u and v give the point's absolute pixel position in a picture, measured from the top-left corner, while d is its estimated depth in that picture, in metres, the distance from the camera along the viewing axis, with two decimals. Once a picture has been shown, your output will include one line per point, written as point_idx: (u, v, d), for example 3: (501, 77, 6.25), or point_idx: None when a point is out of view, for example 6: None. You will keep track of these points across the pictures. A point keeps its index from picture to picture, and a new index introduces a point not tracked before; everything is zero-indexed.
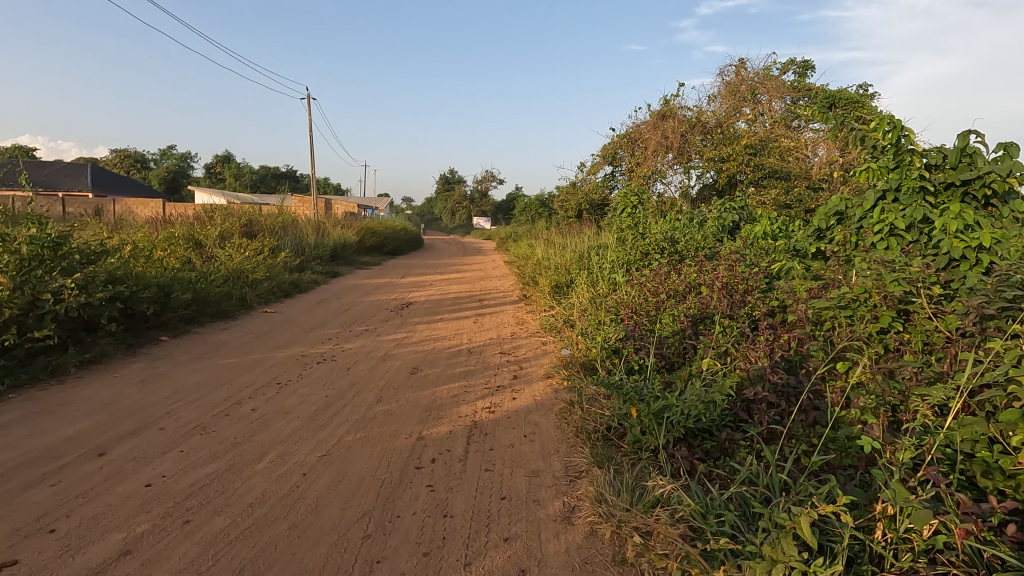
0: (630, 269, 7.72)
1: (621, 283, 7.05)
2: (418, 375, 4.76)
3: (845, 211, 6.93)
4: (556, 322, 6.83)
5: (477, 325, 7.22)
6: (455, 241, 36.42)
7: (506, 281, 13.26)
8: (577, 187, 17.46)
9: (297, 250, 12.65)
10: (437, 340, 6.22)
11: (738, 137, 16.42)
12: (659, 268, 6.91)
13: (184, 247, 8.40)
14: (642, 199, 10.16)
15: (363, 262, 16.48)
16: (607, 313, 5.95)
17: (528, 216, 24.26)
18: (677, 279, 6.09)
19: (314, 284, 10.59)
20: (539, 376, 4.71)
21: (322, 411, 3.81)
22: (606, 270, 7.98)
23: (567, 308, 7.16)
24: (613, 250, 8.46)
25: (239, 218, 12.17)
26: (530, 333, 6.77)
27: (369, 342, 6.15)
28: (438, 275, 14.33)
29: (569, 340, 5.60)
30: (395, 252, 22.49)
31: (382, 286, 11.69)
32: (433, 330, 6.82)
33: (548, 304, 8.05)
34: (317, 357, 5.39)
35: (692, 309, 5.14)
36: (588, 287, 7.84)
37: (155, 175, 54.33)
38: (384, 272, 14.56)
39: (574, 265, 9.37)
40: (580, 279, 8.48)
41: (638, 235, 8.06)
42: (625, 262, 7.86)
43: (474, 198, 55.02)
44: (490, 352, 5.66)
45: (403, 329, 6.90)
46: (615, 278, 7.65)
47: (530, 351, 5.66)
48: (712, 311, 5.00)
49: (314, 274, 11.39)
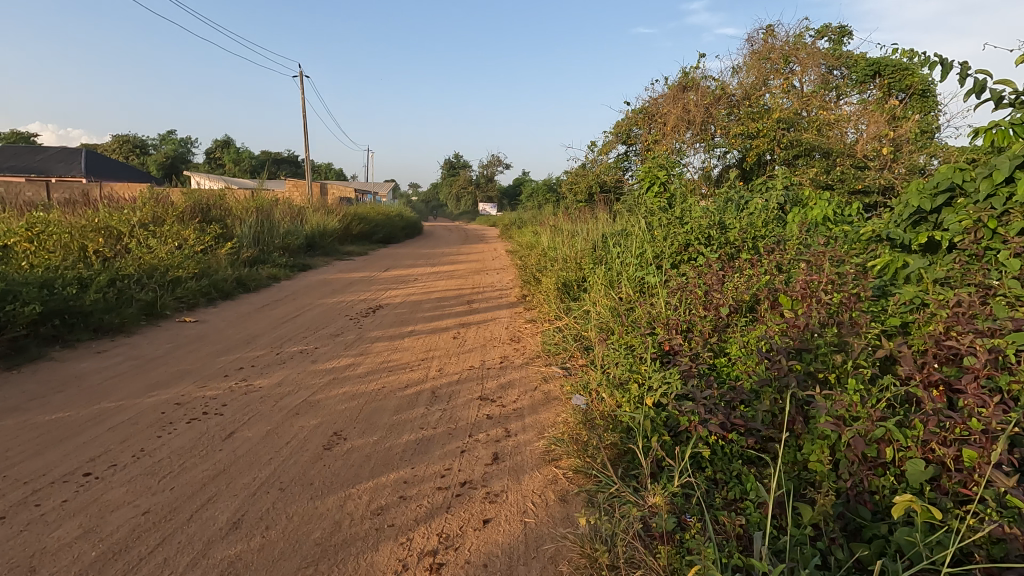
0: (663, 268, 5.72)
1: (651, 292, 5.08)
2: (336, 450, 2.88)
3: (961, 186, 4.89)
4: (563, 344, 4.87)
5: (455, 343, 5.30)
6: (458, 229, 34.44)
7: (505, 275, 11.32)
8: (587, 168, 15.40)
9: (260, 239, 10.82)
10: (390, 373, 4.29)
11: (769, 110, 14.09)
12: (706, 270, 4.93)
13: (85, 238, 6.57)
14: (668, 176, 8.11)
15: (346, 253, 14.56)
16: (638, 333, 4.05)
17: (533, 203, 22.20)
18: (740, 288, 4.17)
19: (270, 282, 8.75)
20: (537, 454, 2.84)
21: (103, 566, 1.95)
22: (626, 268, 6.01)
23: (578, 322, 5.22)
24: (636, 240, 6.53)
25: (188, 201, 10.28)
26: (528, 356, 4.83)
27: (296, 373, 4.29)
28: (427, 268, 12.39)
29: (584, 382, 3.65)
30: (388, 240, 20.53)
31: (357, 282, 9.81)
32: (391, 353, 4.89)
33: (555, 310, 6.09)
34: (197, 407, 3.52)
35: (779, 337, 3.24)
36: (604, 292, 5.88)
37: (150, 160, 52.49)
38: (369, 264, 12.68)
39: (586, 260, 7.37)
40: (595, 279, 6.51)
41: (668, 222, 6.06)
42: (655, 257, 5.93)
43: (480, 183, 52.93)
44: (464, 397, 3.72)
45: (351, 351, 4.97)
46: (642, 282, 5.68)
47: (524, 397, 3.72)
48: (814, 343, 3.09)
49: (273, 269, 9.49)
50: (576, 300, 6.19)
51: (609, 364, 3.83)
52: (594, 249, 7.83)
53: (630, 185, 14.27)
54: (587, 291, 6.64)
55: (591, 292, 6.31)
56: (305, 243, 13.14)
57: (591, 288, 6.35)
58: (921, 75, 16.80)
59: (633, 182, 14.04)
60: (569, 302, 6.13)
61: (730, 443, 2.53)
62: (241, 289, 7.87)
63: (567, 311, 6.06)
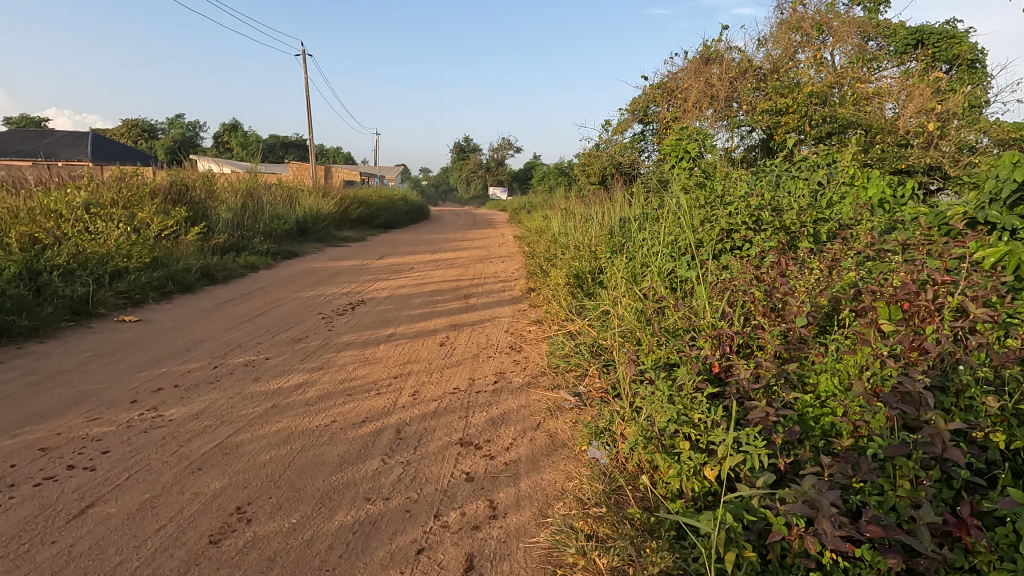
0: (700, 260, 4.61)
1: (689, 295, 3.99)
2: (226, 547, 1.88)
3: None
4: (577, 357, 3.81)
5: (443, 352, 4.27)
6: (467, 214, 33.32)
7: (511, 263, 10.22)
8: (599, 150, 14.22)
9: (237, 224, 9.83)
10: (348, 399, 3.27)
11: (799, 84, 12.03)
12: (759, 266, 3.84)
13: (17, 222, 5.63)
14: (698, 149, 6.92)
15: (342, 239, 13.55)
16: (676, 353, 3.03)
17: (543, 187, 20.96)
18: (812, 291, 3.11)
19: (244, 273, 7.78)
20: (534, 559, 1.83)
21: None
22: (653, 260, 4.90)
23: (596, 331, 4.16)
24: (662, 224, 5.43)
25: (162, 180, 9.32)
26: (531, 371, 3.78)
27: (228, 397, 3.29)
28: (426, 256, 11.33)
29: (608, 426, 2.62)
30: (390, 226, 19.48)
31: (347, 272, 8.82)
32: (359, 367, 3.87)
33: (567, 308, 5.02)
34: (66, 455, 2.53)
35: (892, 371, 2.22)
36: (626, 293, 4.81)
37: (157, 144, 51.89)
38: (365, 251, 11.70)
39: (604, 248, 6.28)
40: (615, 273, 5.42)
41: (702, 197, 4.90)
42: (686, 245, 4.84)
43: (490, 167, 51.67)
44: (440, 441, 2.69)
45: (309, 363, 3.95)
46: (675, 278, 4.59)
47: (521, 441, 2.69)
48: (950, 382, 2.09)
49: (251, 257, 8.52)
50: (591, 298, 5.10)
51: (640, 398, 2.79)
52: (612, 235, 6.75)
53: (647, 167, 13.08)
54: (605, 287, 5.56)
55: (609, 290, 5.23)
56: (295, 228, 12.17)
57: (611, 285, 5.27)
58: (969, 44, 15.24)
59: (651, 163, 12.82)
60: (583, 300, 5.06)
61: (857, 566, 1.52)
62: (207, 282, 6.90)
63: (581, 312, 4.99)
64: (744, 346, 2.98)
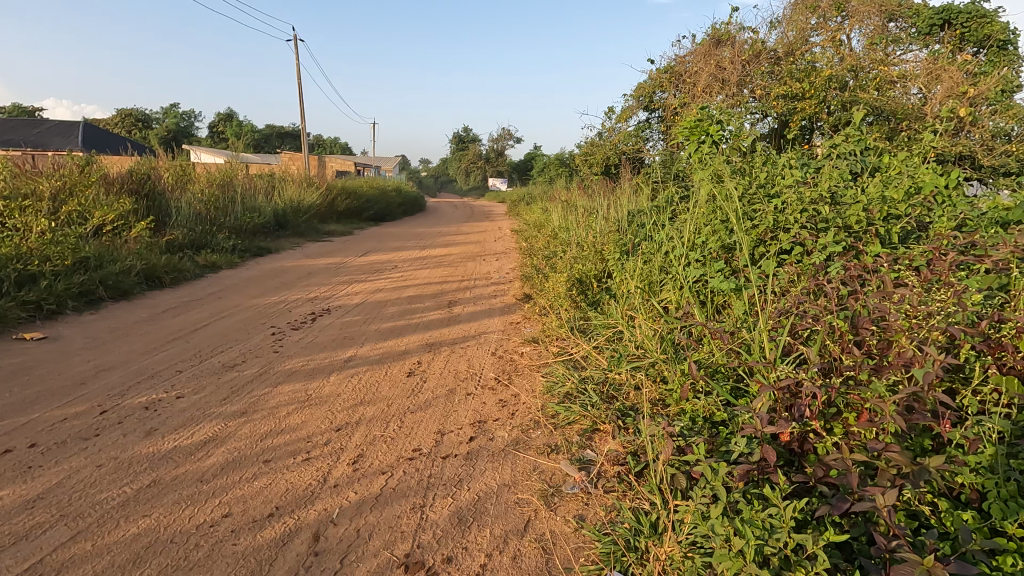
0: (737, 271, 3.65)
1: (733, 322, 3.04)
2: None
3: None
4: (584, 404, 2.86)
5: (410, 386, 3.32)
6: (465, 205, 32.22)
7: (506, 261, 9.23)
8: (601, 140, 13.15)
9: (201, 219, 8.89)
10: (262, 470, 2.33)
11: (816, 69, 10.71)
12: (825, 282, 2.88)
13: None
14: (722, 132, 5.86)
15: (326, 234, 12.56)
16: (729, 430, 2.17)
17: (543, 178, 19.84)
18: (921, 324, 2.15)
19: (200, 274, 6.84)
20: None
21: None
22: (676, 270, 3.94)
23: (607, 366, 3.20)
24: (683, 221, 4.44)
25: (117, 169, 8.35)
26: (521, 418, 2.82)
27: (93, 467, 2.35)
28: (414, 252, 10.36)
29: (642, 558, 1.71)
30: (382, 219, 18.44)
31: (323, 271, 7.88)
32: (293, 412, 2.93)
33: (570, 329, 4.05)
34: None
35: None
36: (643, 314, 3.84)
37: (149, 134, 50.67)
38: (348, 248, 10.75)
39: (612, 248, 5.30)
40: (627, 282, 4.44)
41: (736, 189, 3.91)
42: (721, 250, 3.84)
43: (490, 158, 50.50)
44: (373, 560, 1.77)
45: (231, 404, 3.01)
46: (707, 293, 3.63)
47: (499, 560, 1.77)
48: None
49: (213, 255, 7.58)
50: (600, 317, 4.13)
51: (684, 498, 1.86)
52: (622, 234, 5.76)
53: (653, 158, 11.98)
54: (616, 300, 4.58)
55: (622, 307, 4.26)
56: (273, 221, 11.21)
57: (623, 301, 4.30)
58: (1003, 23, 13.87)
59: (658, 153, 11.71)
60: (591, 321, 4.11)
61: None
62: (151, 286, 5.98)
63: (586, 332, 4.04)
64: (828, 408, 2.06)
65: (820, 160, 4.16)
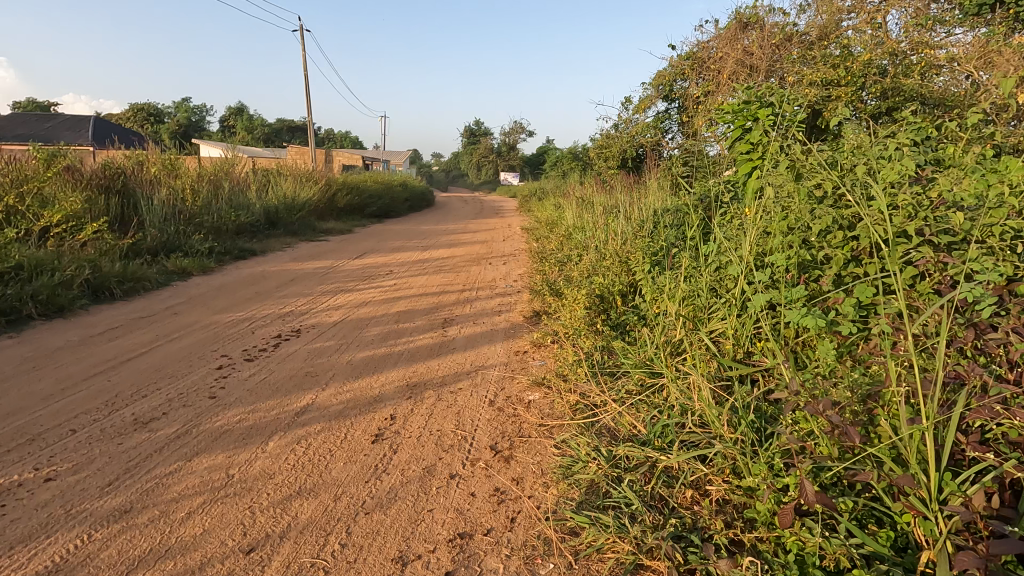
0: (824, 301, 2.70)
1: (836, 386, 2.10)
2: None
3: None
4: (620, 512, 1.94)
5: (371, 462, 2.40)
6: (474, 200, 31.37)
7: (513, 265, 8.30)
8: (617, 131, 12.07)
9: (179, 219, 8.09)
10: None
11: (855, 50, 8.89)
12: (987, 335, 1.90)
13: None
14: (773, 115, 4.81)
15: (322, 233, 11.72)
16: None
17: (555, 173, 18.82)
18: None
19: (165, 282, 6.04)
20: None
21: None
22: (735, 299, 2.99)
23: (649, 441, 2.28)
24: (739, 226, 3.44)
25: (86, 161, 7.54)
26: (521, 537, 1.90)
27: None
28: (414, 253, 9.49)
29: None
30: (385, 215, 17.60)
31: (309, 278, 7.02)
32: (193, 512, 2.03)
33: (594, 374, 3.13)
34: None
35: None
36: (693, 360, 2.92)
37: (158, 128, 50.26)
38: (343, 249, 9.92)
39: (643, 258, 4.38)
40: (664, 305, 3.49)
41: (815, 183, 2.88)
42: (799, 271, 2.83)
43: (501, 151, 49.49)
44: None
45: (113, 495, 2.13)
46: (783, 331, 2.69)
47: None
48: None
49: (185, 260, 6.78)
50: (633, 357, 3.20)
51: None
52: (651, 243, 4.82)
53: (673, 152, 10.89)
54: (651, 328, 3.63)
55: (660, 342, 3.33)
56: (263, 219, 10.40)
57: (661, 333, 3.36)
58: None
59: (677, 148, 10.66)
60: (623, 363, 3.18)
61: None
62: (102, 298, 5.17)
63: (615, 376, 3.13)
64: None
65: (923, 133, 3.10)
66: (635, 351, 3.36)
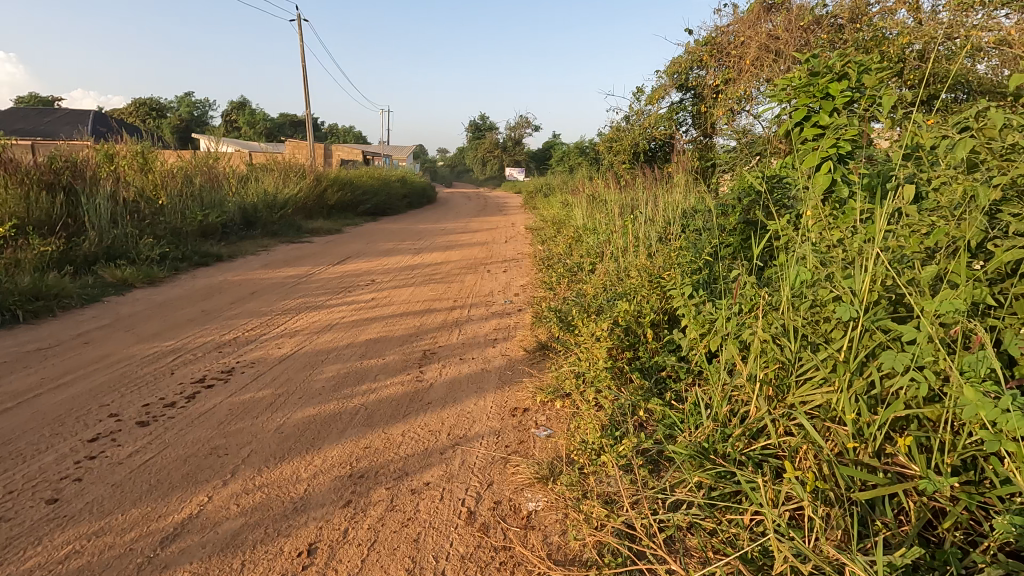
0: (1017, 375, 1.66)
1: None
2: None
3: None
4: None
5: None
6: (478, 196, 30.24)
7: (515, 273, 7.22)
8: (628, 124, 10.97)
9: (135, 218, 7.06)
10: None
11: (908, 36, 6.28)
12: None
13: None
14: (850, 91, 3.67)
15: (308, 232, 10.73)
16: None
17: (563, 167, 17.58)
18: None
19: (95, 297, 5.03)
20: None
21: None
22: (852, 363, 1.96)
23: None
24: (848, 242, 2.32)
25: (26, 150, 6.51)
26: None
27: None
28: (404, 257, 8.45)
29: None
30: (384, 211, 16.62)
31: (275, 290, 5.98)
32: None
33: (631, 477, 2.09)
34: None
35: None
36: (789, 465, 1.91)
37: (159, 123, 49.41)
38: (327, 251, 8.94)
39: (685, 280, 3.32)
40: (733, 357, 2.45)
41: (993, 177, 1.79)
42: (977, 325, 1.73)
43: (507, 146, 48.28)
44: None
45: None
46: (950, 426, 1.67)
47: None
48: None
49: (128, 269, 5.77)
50: (686, 444, 2.16)
51: None
52: (693, 260, 3.77)
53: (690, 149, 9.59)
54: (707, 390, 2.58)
55: (727, 418, 2.30)
56: (239, 218, 9.40)
57: (729, 406, 2.34)
58: None
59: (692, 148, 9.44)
60: (673, 454, 2.15)
61: None
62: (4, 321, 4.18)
63: (662, 477, 2.08)
64: None
65: None
66: (689, 432, 2.32)
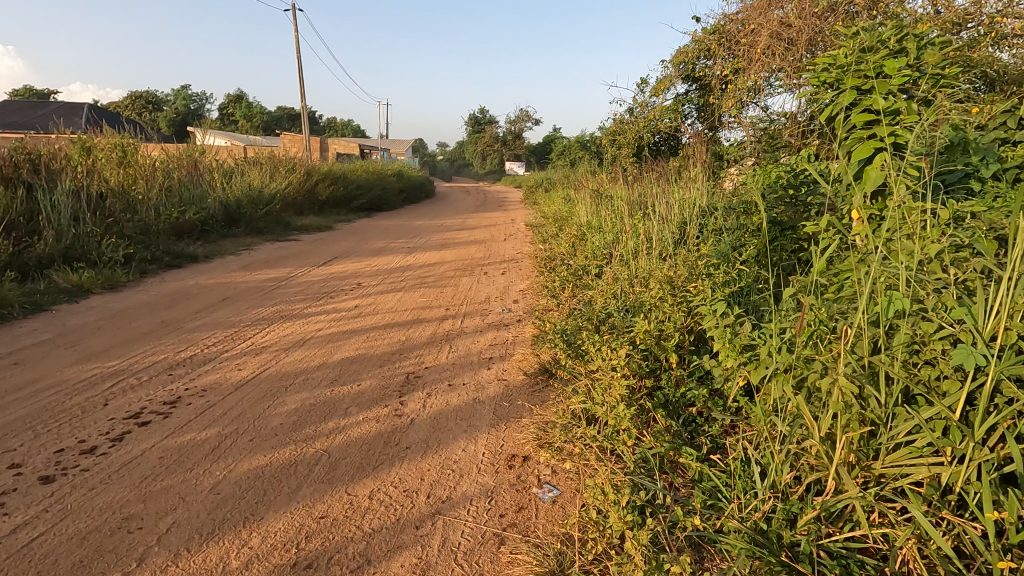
0: None
1: None
2: None
3: None
4: None
5: None
6: (476, 190, 29.61)
7: (514, 276, 6.64)
8: (632, 116, 10.31)
9: (102, 212, 6.48)
10: None
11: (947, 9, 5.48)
12: None
13: None
14: (909, 67, 3.08)
15: (296, 230, 10.19)
16: None
17: (564, 160, 16.91)
18: None
19: (42, 306, 4.48)
20: None
21: None
22: (980, 431, 1.42)
23: None
24: (947, 260, 1.77)
25: None
26: None
27: None
28: (396, 258, 7.88)
29: None
30: (380, 207, 16.07)
31: (249, 296, 5.43)
32: None
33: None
34: None
35: None
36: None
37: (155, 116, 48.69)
38: (314, 251, 8.39)
39: (715, 296, 2.76)
40: (793, 405, 1.90)
41: None
42: None
43: (507, 140, 47.57)
44: None
45: None
46: None
47: None
48: None
49: (85, 272, 5.22)
50: (740, 533, 1.63)
51: None
52: (720, 271, 3.22)
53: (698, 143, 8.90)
54: (756, 444, 2.05)
55: (789, 488, 1.77)
56: (221, 215, 8.83)
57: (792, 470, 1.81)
58: None
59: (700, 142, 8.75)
60: (725, 547, 1.62)
61: None
62: None
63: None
64: None
65: None
66: (740, 506, 1.79)
